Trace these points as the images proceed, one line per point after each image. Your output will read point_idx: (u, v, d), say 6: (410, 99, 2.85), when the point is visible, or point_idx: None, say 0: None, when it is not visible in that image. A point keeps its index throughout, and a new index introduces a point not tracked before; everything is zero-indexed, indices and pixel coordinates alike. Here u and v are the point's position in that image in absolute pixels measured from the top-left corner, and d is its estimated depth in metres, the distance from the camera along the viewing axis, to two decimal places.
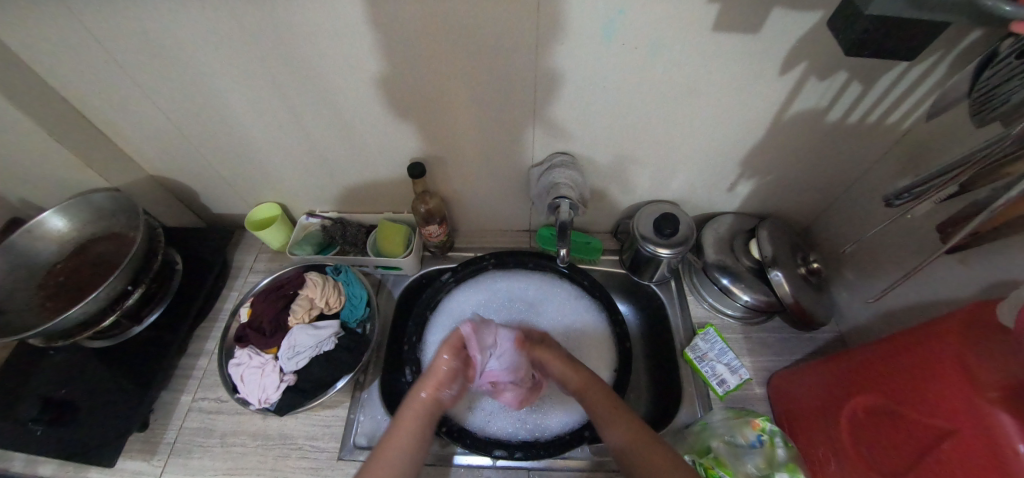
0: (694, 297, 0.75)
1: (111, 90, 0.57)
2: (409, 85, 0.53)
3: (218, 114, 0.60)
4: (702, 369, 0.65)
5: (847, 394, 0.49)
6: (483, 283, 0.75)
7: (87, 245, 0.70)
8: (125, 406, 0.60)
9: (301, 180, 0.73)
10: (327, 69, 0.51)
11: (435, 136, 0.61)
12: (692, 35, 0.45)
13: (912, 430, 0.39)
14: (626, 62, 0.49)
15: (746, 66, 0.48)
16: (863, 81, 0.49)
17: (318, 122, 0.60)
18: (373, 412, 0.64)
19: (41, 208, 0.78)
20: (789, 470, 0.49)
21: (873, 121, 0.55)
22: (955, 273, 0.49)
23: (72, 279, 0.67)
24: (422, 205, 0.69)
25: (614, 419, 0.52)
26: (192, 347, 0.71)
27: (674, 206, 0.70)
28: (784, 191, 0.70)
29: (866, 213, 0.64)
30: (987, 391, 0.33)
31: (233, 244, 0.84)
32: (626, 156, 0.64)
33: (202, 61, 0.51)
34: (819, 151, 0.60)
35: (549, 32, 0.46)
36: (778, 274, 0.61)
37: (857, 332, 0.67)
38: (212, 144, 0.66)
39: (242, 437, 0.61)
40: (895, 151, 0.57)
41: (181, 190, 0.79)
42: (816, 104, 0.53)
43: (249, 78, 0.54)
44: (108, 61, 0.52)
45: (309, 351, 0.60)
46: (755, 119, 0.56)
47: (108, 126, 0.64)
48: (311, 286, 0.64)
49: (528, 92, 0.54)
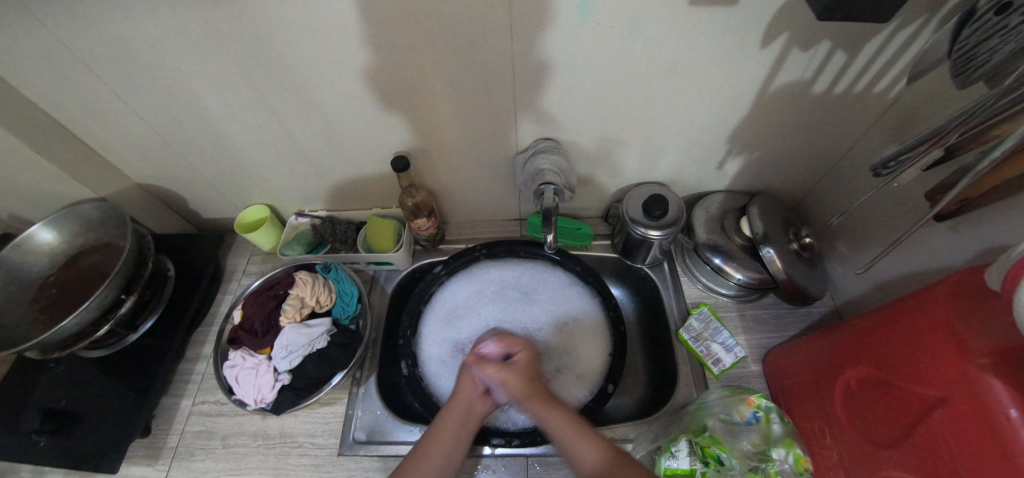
0: (687, 277, 0.75)
1: (87, 99, 0.56)
2: (388, 79, 0.52)
3: (197, 118, 0.59)
4: (696, 348, 0.65)
5: (840, 367, 0.49)
6: (476, 275, 0.75)
7: (78, 256, 0.70)
8: (126, 413, 0.61)
9: (288, 181, 0.72)
10: (302, 66, 0.51)
11: (418, 128, 0.61)
12: (669, 11, 0.44)
13: (906, 399, 0.39)
14: (605, 42, 0.48)
15: (727, 39, 0.47)
16: (847, 49, 0.48)
17: (299, 121, 0.60)
18: (371, 406, 0.64)
19: (29, 222, 0.78)
20: (785, 445, 0.49)
21: (860, 90, 0.54)
22: (946, 240, 0.49)
23: (65, 291, 0.67)
24: (409, 199, 0.68)
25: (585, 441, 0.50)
26: (190, 353, 0.71)
27: (663, 188, 0.69)
28: (774, 167, 0.69)
29: (857, 184, 0.63)
30: (977, 357, 0.32)
31: (225, 248, 0.84)
32: (612, 139, 0.63)
33: (175, 64, 0.51)
34: (807, 124, 0.60)
35: (523, 17, 0.45)
36: (770, 251, 0.61)
37: (850, 305, 0.67)
38: (195, 149, 0.65)
39: (243, 437, 0.62)
40: (885, 119, 0.56)
41: (169, 196, 0.79)
42: (800, 76, 0.52)
43: (224, 81, 0.53)
44: (80, 70, 0.51)
45: (303, 350, 0.60)
46: (741, 95, 0.55)
47: (89, 136, 0.63)
48: (300, 285, 0.64)
49: (507, 79, 0.53)
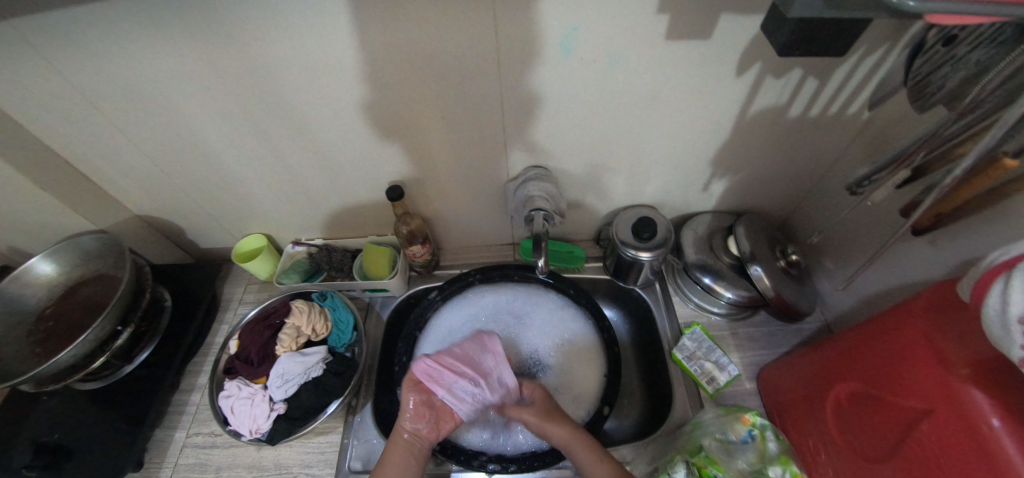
0: (679, 297, 0.76)
1: (90, 135, 0.58)
2: (383, 112, 0.55)
3: (195, 150, 0.61)
4: (690, 368, 0.66)
5: (830, 383, 0.50)
6: (471, 299, 0.76)
7: (75, 288, 0.70)
8: (118, 447, 0.60)
9: (285, 211, 0.74)
10: (298, 101, 0.53)
11: (412, 158, 0.63)
12: (646, 45, 0.47)
13: (893, 413, 0.40)
14: (587, 74, 0.50)
15: (702, 70, 0.50)
16: (818, 76, 0.51)
17: (297, 153, 0.62)
18: (366, 435, 0.64)
19: (28, 254, 0.78)
20: (782, 463, 0.49)
21: (833, 114, 0.56)
22: (925, 255, 0.51)
23: (62, 323, 0.67)
24: (404, 226, 0.70)
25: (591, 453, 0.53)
26: (185, 383, 0.71)
27: (651, 210, 0.71)
28: (757, 187, 0.71)
29: (837, 202, 0.65)
30: (957, 368, 0.34)
31: (222, 278, 0.84)
32: (599, 165, 0.65)
33: (177, 101, 0.53)
34: (786, 146, 0.62)
35: (508, 54, 0.47)
36: (757, 269, 0.62)
37: (840, 320, 0.68)
38: (194, 180, 0.67)
39: (237, 470, 0.61)
40: (859, 141, 0.59)
41: (167, 227, 0.80)
42: (775, 102, 0.55)
43: (223, 115, 0.55)
44: (85, 107, 0.54)
45: (298, 379, 0.61)
46: (720, 120, 0.58)
47: (91, 170, 0.65)
48: (297, 314, 0.65)
49: (496, 110, 0.55)
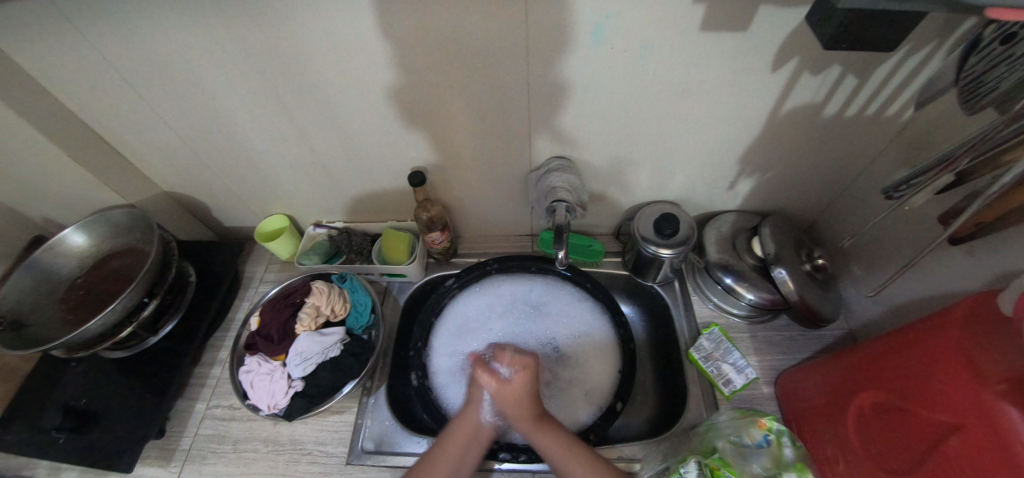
0: (698, 297, 0.75)
1: (123, 110, 0.59)
2: (408, 97, 0.55)
3: (223, 130, 0.62)
4: (706, 368, 0.65)
5: (854, 391, 0.48)
6: (487, 289, 0.76)
7: (105, 259, 0.73)
8: (142, 414, 0.62)
9: (308, 193, 0.75)
10: (325, 83, 0.53)
11: (435, 144, 0.62)
12: (680, 36, 0.45)
13: (920, 425, 0.38)
14: (616, 65, 0.49)
15: (736, 64, 0.48)
16: (858, 73, 0.49)
17: (321, 136, 0.62)
18: (380, 416, 0.65)
19: (62, 226, 0.81)
20: (797, 470, 0.47)
21: (872, 114, 0.54)
22: (962, 265, 0.49)
23: (92, 293, 0.70)
24: (423, 213, 0.70)
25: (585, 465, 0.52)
26: (206, 357, 0.73)
27: (674, 207, 0.70)
28: (785, 188, 0.69)
29: (870, 206, 0.63)
30: (993, 384, 0.32)
31: (244, 256, 0.86)
32: (623, 158, 0.64)
33: (207, 80, 0.53)
34: (818, 146, 0.60)
35: (537, 41, 0.47)
36: (781, 271, 0.61)
37: (865, 328, 0.66)
38: (220, 159, 0.68)
39: (253, 443, 0.63)
40: (897, 143, 0.57)
41: (193, 204, 0.81)
42: (811, 99, 0.53)
43: (251, 95, 0.55)
44: (120, 83, 0.55)
45: (317, 358, 0.62)
46: (752, 117, 0.56)
47: (123, 146, 0.67)
48: (316, 294, 0.66)
49: (521, 99, 0.55)
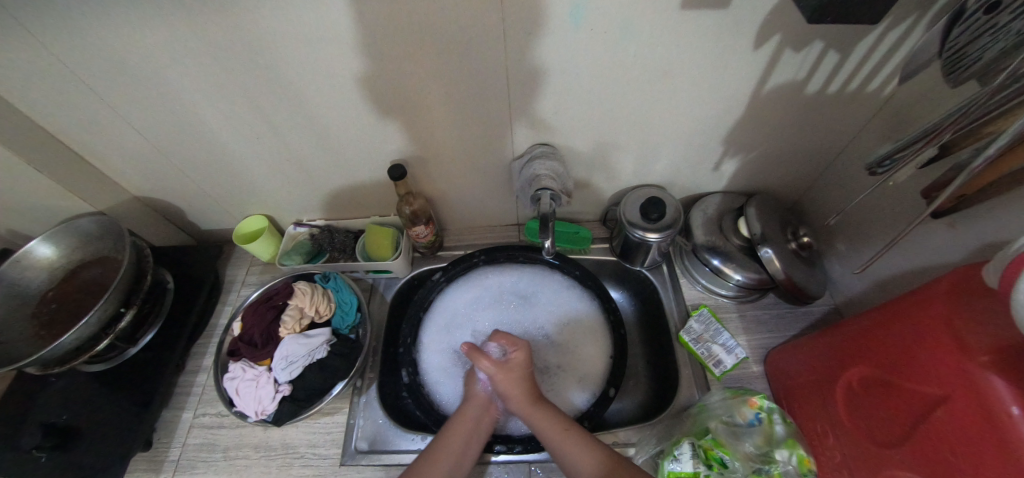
0: (686, 279, 0.75)
1: (82, 113, 0.56)
2: (382, 88, 0.53)
3: (191, 129, 0.59)
4: (696, 349, 0.65)
5: (841, 367, 0.48)
6: (475, 281, 0.75)
7: (76, 270, 0.70)
8: (126, 427, 0.61)
9: (286, 191, 0.73)
10: (295, 76, 0.51)
11: (415, 136, 0.61)
12: (660, 15, 0.44)
13: (907, 398, 0.39)
14: (597, 47, 0.48)
15: (719, 43, 0.47)
16: (840, 48, 0.48)
17: (295, 131, 0.60)
18: (373, 415, 0.64)
19: (28, 237, 0.78)
20: (788, 446, 0.49)
21: (853, 89, 0.54)
22: (943, 237, 0.49)
23: (65, 306, 0.67)
24: (406, 207, 0.68)
25: (580, 446, 0.51)
26: (190, 365, 0.71)
27: (660, 190, 0.70)
28: (769, 167, 0.69)
29: (853, 182, 0.63)
30: (978, 355, 0.32)
31: (224, 260, 0.83)
32: (607, 143, 0.63)
33: (169, 77, 0.51)
34: (801, 124, 0.60)
35: (515, 25, 0.45)
36: (767, 251, 0.61)
37: (850, 302, 0.67)
38: (191, 160, 0.66)
39: (244, 449, 0.62)
40: (879, 117, 0.57)
41: (167, 208, 0.78)
42: (794, 77, 0.52)
43: (218, 91, 0.53)
44: (74, 84, 0.51)
45: (303, 360, 0.61)
46: (735, 96, 0.55)
47: (86, 151, 0.63)
48: (300, 295, 0.64)
49: (501, 85, 0.53)
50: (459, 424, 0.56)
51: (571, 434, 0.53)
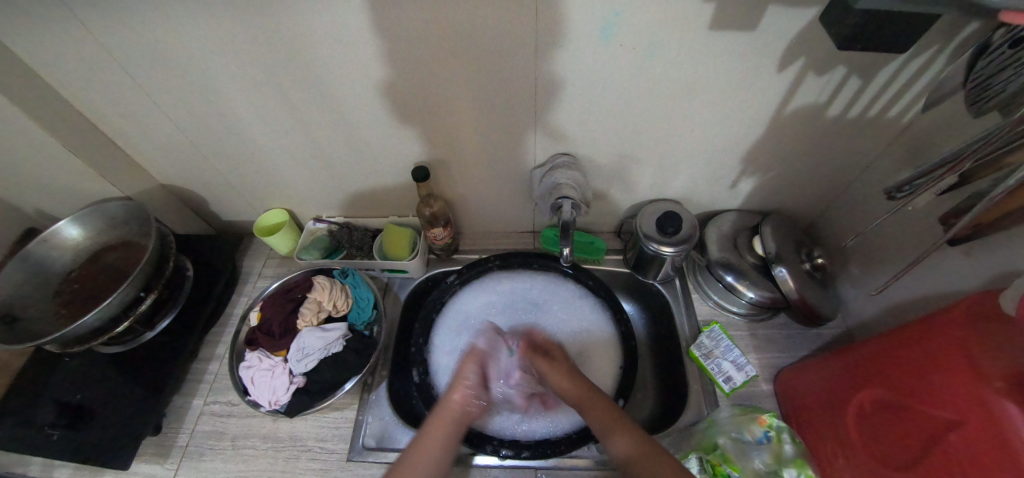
0: (698, 294, 0.75)
1: (122, 101, 0.58)
2: (412, 91, 0.54)
3: (223, 121, 0.61)
4: (708, 366, 0.65)
5: (856, 388, 0.48)
6: (487, 286, 0.76)
7: (100, 253, 0.71)
8: (139, 410, 0.61)
9: (309, 187, 0.74)
10: (330, 76, 0.52)
11: (439, 140, 0.62)
12: (688, 34, 0.45)
13: (921, 422, 0.38)
14: (624, 62, 0.49)
15: (743, 63, 0.49)
16: (862, 75, 0.50)
17: (324, 129, 0.61)
18: (381, 413, 0.65)
19: (54, 218, 0.80)
20: (797, 465, 0.48)
21: (874, 115, 0.55)
22: (959, 264, 0.49)
23: (87, 287, 0.68)
24: (426, 208, 0.70)
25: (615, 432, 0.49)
26: (204, 352, 0.72)
27: (677, 205, 0.70)
28: (785, 188, 0.70)
29: (869, 207, 0.64)
30: (993, 381, 0.32)
31: (242, 251, 0.85)
32: (628, 156, 0.64)
33: (209, 71, 0.53)
34: (819, 148, 0.61)
35: (548, 37, 0.47)
36: (782, 270, 0.61)
37: (863, 326, 0.67)
38: (220, 152, 0.68)
39: (253, 439, 0.62)
40: (898, 144, 0.57)
41: (191, 197, 0.80)
42: (815, 100, 0.53)
43: (255, 88, 0.55)
44: (117, 73, 0.54)
45: (318, 353, 0.62)
46: (755, 117, 0.57)
47: (121, 137, 0.66)
48: (319, 289, 0.65)
49: (528, 94, 0.54)
50: (440, 421, 0.52)
51: (620, 422, 0.50)
